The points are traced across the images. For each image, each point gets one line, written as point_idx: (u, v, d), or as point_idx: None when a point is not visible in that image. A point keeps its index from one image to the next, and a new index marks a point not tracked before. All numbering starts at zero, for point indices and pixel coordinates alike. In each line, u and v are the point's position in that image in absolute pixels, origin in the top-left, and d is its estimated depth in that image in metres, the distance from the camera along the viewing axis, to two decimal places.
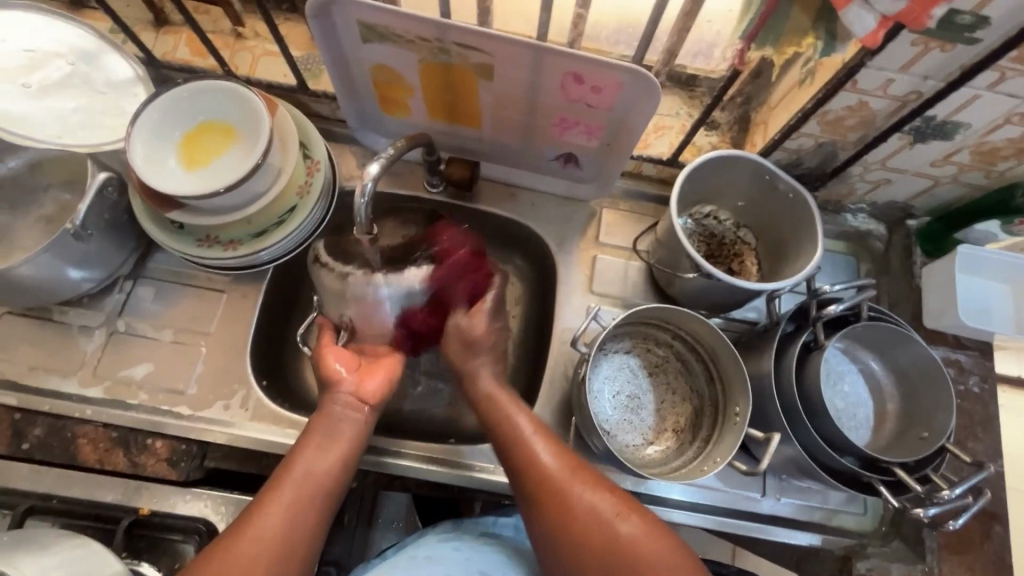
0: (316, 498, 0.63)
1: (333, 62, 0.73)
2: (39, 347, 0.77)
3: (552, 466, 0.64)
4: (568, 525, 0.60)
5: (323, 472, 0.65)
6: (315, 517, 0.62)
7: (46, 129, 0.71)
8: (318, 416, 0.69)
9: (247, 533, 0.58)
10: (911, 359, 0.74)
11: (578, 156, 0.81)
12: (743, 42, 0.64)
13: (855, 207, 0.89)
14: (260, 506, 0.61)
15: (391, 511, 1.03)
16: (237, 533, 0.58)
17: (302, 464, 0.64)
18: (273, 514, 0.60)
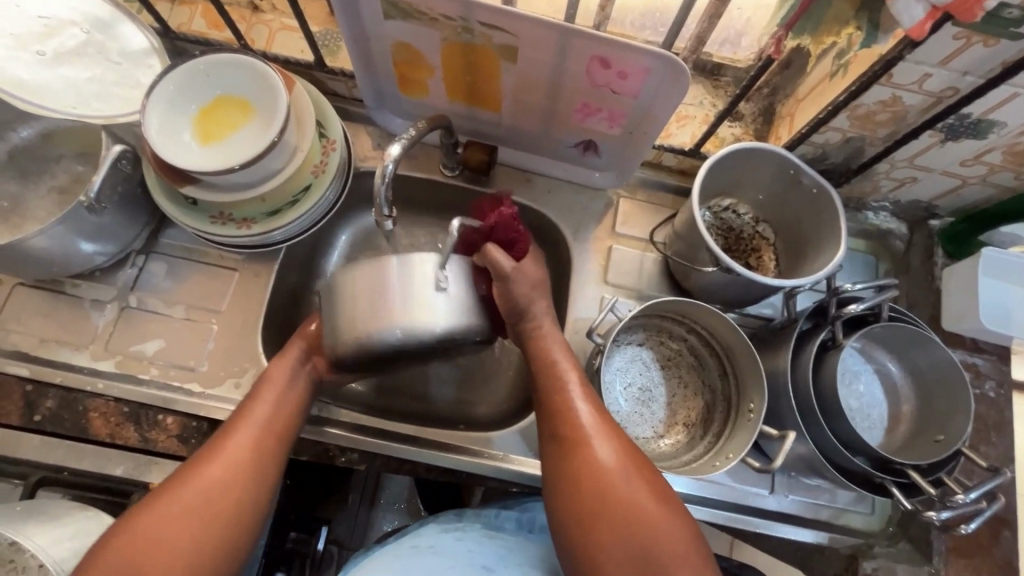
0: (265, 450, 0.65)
1: (352, 38, 0.71)
2: (51, 319, 0.77)
3: (589, 418, 0.64)
4: (590, 477, 0.60)
5: (269, 425, 0.67)
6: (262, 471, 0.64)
7: (59, 99, 0.70)
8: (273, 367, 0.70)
9: (194, 481, 0.60)
10: (930, 362, 0.72)
11: (599, 144, 0.80)
12: (782, 29, 0.63)
13: (877, 205, 0.88)
14: (208, 456, 0.62)
15: (394, 491, 1.04)
16: (184, 481, 0.60)
17: (250, 416, 0.66)
18: (221, 464, 0.62)
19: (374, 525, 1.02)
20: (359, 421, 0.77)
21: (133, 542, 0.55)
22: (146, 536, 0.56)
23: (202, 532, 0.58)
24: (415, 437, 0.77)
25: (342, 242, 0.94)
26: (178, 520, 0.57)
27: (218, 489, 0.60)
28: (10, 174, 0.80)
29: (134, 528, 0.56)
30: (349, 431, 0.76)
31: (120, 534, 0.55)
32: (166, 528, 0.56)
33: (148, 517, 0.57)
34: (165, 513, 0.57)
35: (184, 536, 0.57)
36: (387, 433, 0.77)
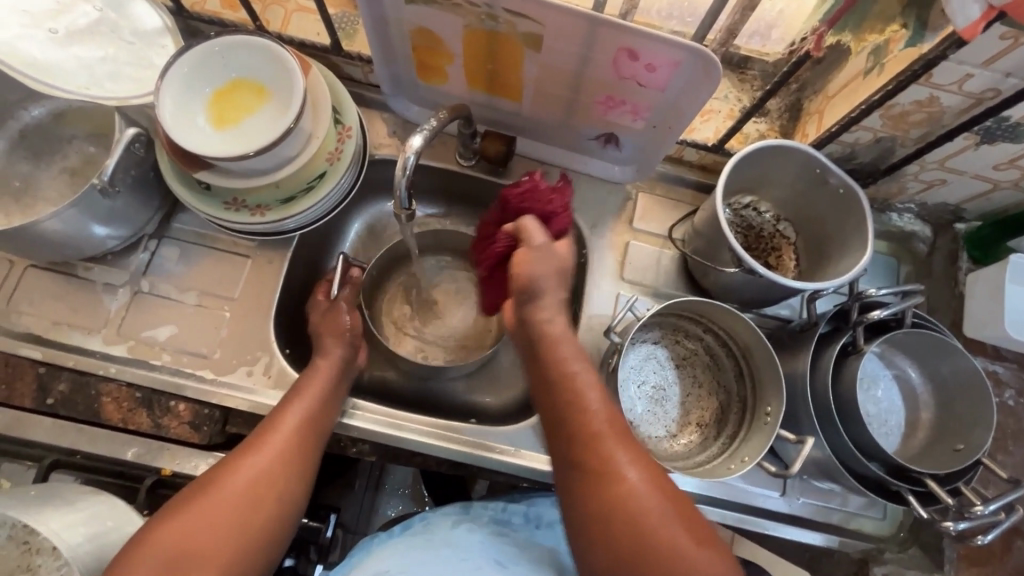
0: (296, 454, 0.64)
1: (372, 22, 0.69)
2: (64, 302, 0.76)
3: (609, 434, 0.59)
4: (617, 498, 0.55)
5: (304, 428, 0.66)
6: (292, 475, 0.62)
7: (72, 80, 0.69)
8: (319, 367, 0.71)
9: (227, 478, 0.59)
10: (952, 370, 0.71)
11: (620, 137, 0.78)
12: (823, 25, 0.69)
13: (903, 207, 0.86)
14: (244, 452, 0.61)
15: (398, 478, 1.03)
16: (219, 475, 0.59)
17: (288, 415, 0.65)
18: (256, 464, 0.61)
19: (379, 510, 1.01)
20: (371, 413, 0.76)
21: (158, 537, 0.54)
22: (168, 533, 0.54)
23: (223, 535, 0.56)
24: (426, 429, 0.76)
25: (355, 230, 0.93)
26: (202, 519, 0.56)
27: (248, 489, 0.59)
28: (21, 154, 0.79)
29: (163, 520, 0.55)
30: (361, 421, 0.75)
31: (149, 526, 0.55)
32: (189, 525, 0.55)
33: (177, 510, 0.56)
34: (192, 509, 0.56)
35: (205, 536, 0.55)
36: (400, 425, 0.76)
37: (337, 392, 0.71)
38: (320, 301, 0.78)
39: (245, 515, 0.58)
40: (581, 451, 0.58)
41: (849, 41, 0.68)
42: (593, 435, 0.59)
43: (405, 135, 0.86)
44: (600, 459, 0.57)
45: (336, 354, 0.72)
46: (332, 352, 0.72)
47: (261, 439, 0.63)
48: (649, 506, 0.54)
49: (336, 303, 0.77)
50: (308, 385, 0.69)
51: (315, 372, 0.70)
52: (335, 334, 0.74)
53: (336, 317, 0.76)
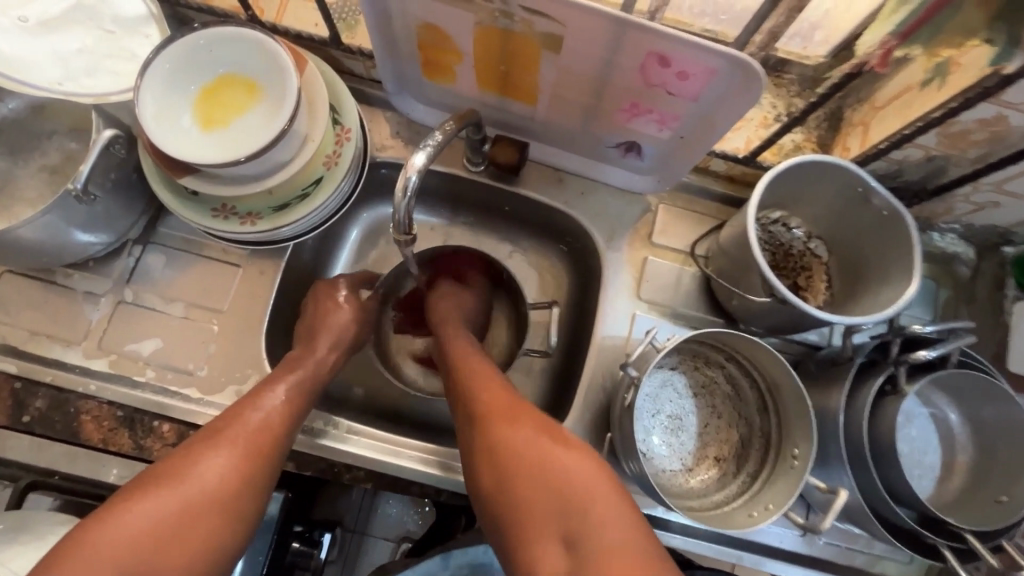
0: (261, 451, 0.60)
1: (374, 15, 0.62)
2: (43, 311, 0.72)
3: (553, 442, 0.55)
4: (553, 490, 0.52)
5: (271, 422, 0.62)
6: (257, 474, 0.58)
7: (46, 74, 0.63)
8: (299, 364, 0.68)
9: (182, 472, 0.55)
10: (997, 413, 0.65)
11: (642, 145, 0.71)
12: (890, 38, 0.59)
13: (945, 227, 0.79)
14: (206, 445, 0.57)
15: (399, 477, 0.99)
16: (173, 468, 0.56)
17: (258, 407, 0.62)
18: (216, 459, 0.57)
19: (379, 506, 0.99)
20: (368, 438, 0.72)
21: (102, 533, 0.50)
22: (112, 529, 0.51)
23: (171, 534, 0.53)
24: (425, 457, 0.72)
25: (354, 235, 0.88)
26: (153, 513, 0.52)
27: (203, 485, 0.55)
28: None
29: (108, 515, 0.52)
30: (357, 448, 0.71)
31: (93, 520, 0.51)
32: (138, 521, 0.52)
33: (126, 504, 0.52)
34: (144, 504, 0.53)
35: (152, 535, 0.52)
36: (397, 451, 0.72)
37: (313, 388, 0.68)
38: (316, 306, 0.74)
39: (198, 513, 0.54)
40: (503, 448, 0.56)
41: (915, 53, 0.60)
42: (522, 429, 0.57)
43: (408, 137, 0.80)
44: (533, 450, 0.55)
45: (322, 352, 0.70)
46: (319, 354, 0.70)
47: (224, 431, 0.59)
48: (590, 496, 0.51)
49: (334, 304, 0.74)
50: (283, 379, 0.65)
51: (293, 366, 0.68)
52: (330, 334, 0.72)
53: (338, 317, 0.73)
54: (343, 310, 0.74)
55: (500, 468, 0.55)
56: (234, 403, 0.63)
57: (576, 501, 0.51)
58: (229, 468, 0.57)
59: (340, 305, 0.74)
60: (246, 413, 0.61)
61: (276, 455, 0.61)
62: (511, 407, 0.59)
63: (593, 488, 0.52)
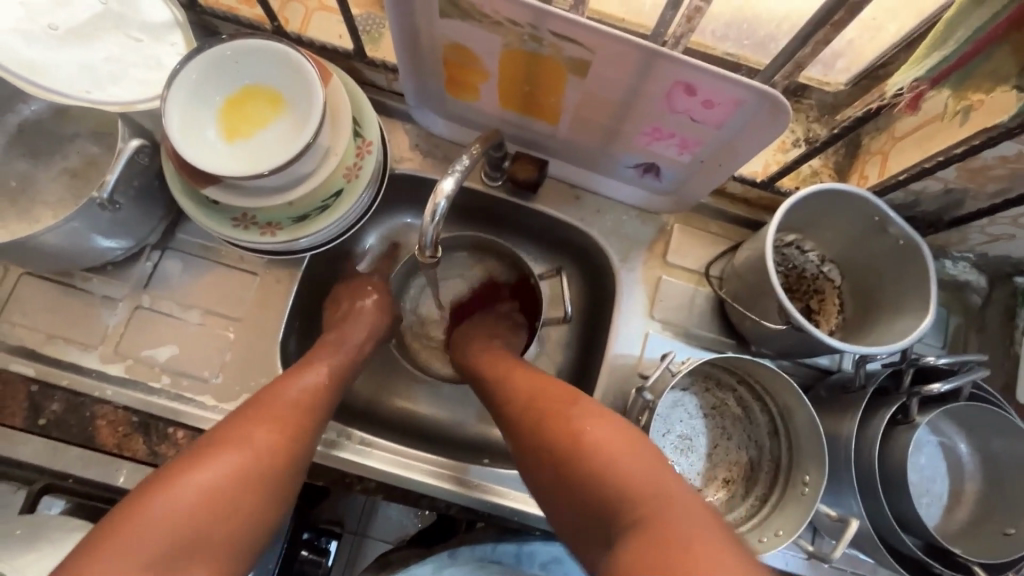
0: (294, 429, 0.59)
1: (403, 33, 0.63)
2: (61, 314, 0.72)
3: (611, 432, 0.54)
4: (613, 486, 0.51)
5: (308, 401, 0.62)
6: (296, 447, 0.58)
7: (73, 83, 0.63)
8: (331, 352, 0.69)
9: (224, 441, 0.55)
10: (1006, 445, 0.66)
11: (662, 167, 0.72)
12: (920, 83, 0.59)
13: (959, 255, 0.78)
14: (245, 425, 0.57)
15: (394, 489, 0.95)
16: (214, 439, 0.55)
17: (295, 386, 0.62)
18: (256, 428, 0.57)
19: (380, 507, 0.96)
20: (380, 450, 0.73)
21: (150, 503, 0.49)
22: (159, 499, 0.50)
23: (223, 501, 0.52)
24: (437, 471, 0.73)
25: (368, 246, 0.88)
26: (202, 480, 0.52)
27: (246, 451, 0.55)
28: (20, 152, 0.74)
29: (153, 487, 0.51)
30: (367, 459, 0.72)
31: (139, 493, 0.50)
32: (186, 490, 0.51)
33: (172, 474, 0.52)
34: (189, 473, 0.52)
35: (199, 503, 0.51)
36: (409, 464, 0.73)
37: (345, 376, 0.69)
38: (340, 305, 0.77)
39: (243, 477, 0.54)
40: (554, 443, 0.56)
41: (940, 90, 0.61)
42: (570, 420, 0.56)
43: (427, 149, 0.80)
44: (582, 441, 0.54)
45: (355, 338, 0.73)
46: (347, 342, 0.71)
47: (263, 406, 0.59)
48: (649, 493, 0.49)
49: (355, 309, 0.76)
50: (318, 365, 0.67)
51: (326, 355, 0.69)
52: (362, 326, 0.74)
53: (358, 318, 0.75)
54: (363, 309, 0.76)
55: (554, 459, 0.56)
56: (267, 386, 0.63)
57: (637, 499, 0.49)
58: (272, 440, 0.57)
59: (364, 302, 0.77)
60: (284, 389, 0.62)
61: (310, 432, 0.61)
62: (556, 402, 0.59)
63: (660, 481, 0.50)
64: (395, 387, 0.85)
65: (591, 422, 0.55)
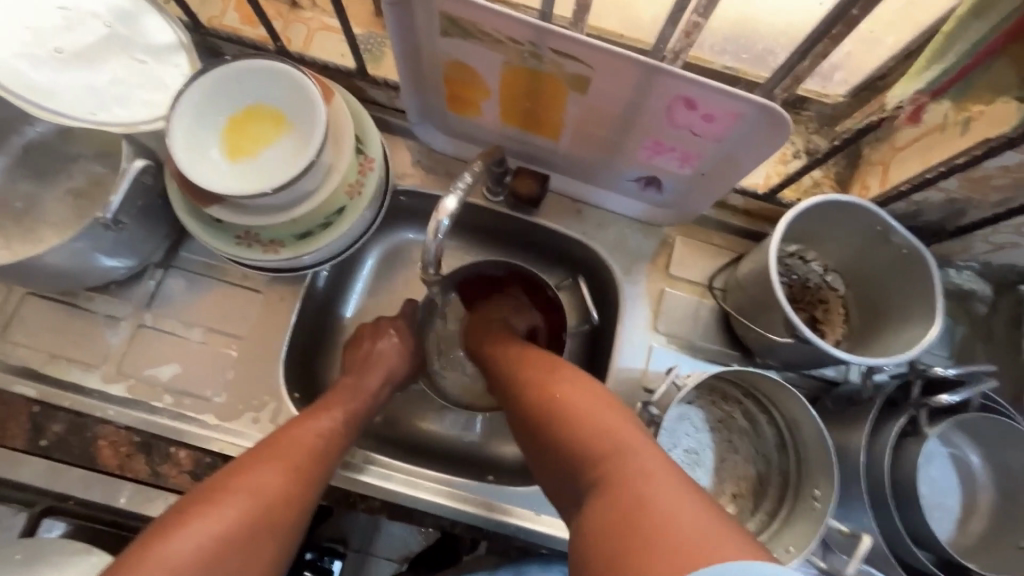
0: (306, 468, 0.58)
1: (404, 52, 0.63)
2: (63, 334, 0.72)
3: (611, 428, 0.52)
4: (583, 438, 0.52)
5: (323, 443, 0.62)
6: (308, 490, 0.58)
7: (79, 105, 0.64)
8: (346, 394, 0.70)
9: (236, 483, 0.54)
10: (1018, 456, 0.65)
11: (663, 181, 0.72)
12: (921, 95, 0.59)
13: (963, 264, 0.78)
14: (259, 461, 0.56)
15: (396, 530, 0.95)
16: (227, 480, 0.54)
17: (311, 425, 0.62)
18: (269, 468, 0.56)
19: (383, 526, 0.94)
20: (384, 468, 0.72)
21: (162, 547, 0.48)
22: (171, 541, 0.48)
23: (234, 541, 0.50)
24: (440, 488, 0.72)
25: (370, 262, 0.88)
26: (213, 522, 0.50)
27: (262, 492, 0.54)
28: (25, 173, 0.74)
29: (164, 534, 0.49)
30: (371, 478, 0.71)
31: (150, 538, 0.49)
32: (198, 532, 0.49)
33: (184, 519, 0.50)
34: (201, 517, 0.50)
35: (210, 548, 0.49)
36: (414, 482, 0.72)
37: (358, 420, 0.69)
38: (360, 348, 0.77)
39: (257, 521, 0.52)
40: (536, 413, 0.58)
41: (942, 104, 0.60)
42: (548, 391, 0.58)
43: (428, 165, 0.80)
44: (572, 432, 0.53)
45: (371, 385, 0.73)
46: (364, 385, 0.72)
47: (277, 447, 0.59)
48: (616, 442, 0.50)
49: (374, 351, 0.76)
50: (333, 404, 0.67)
51: (343, 398, 0.69)
52: (382, 371, 0.74)
53: (382, 360, 0.75)
54: (383, 350, 0.76)
55: (536, 425, 0.57)
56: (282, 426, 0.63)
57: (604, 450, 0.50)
58: (287, 482, 0.56)
59: (384, 344, 0.76)
60: (299, 429, 0.61)
61: (323, 475, 0.60)
62: (536, 376, 0.62)
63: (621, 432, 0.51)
64: (401, 404, 0.85)
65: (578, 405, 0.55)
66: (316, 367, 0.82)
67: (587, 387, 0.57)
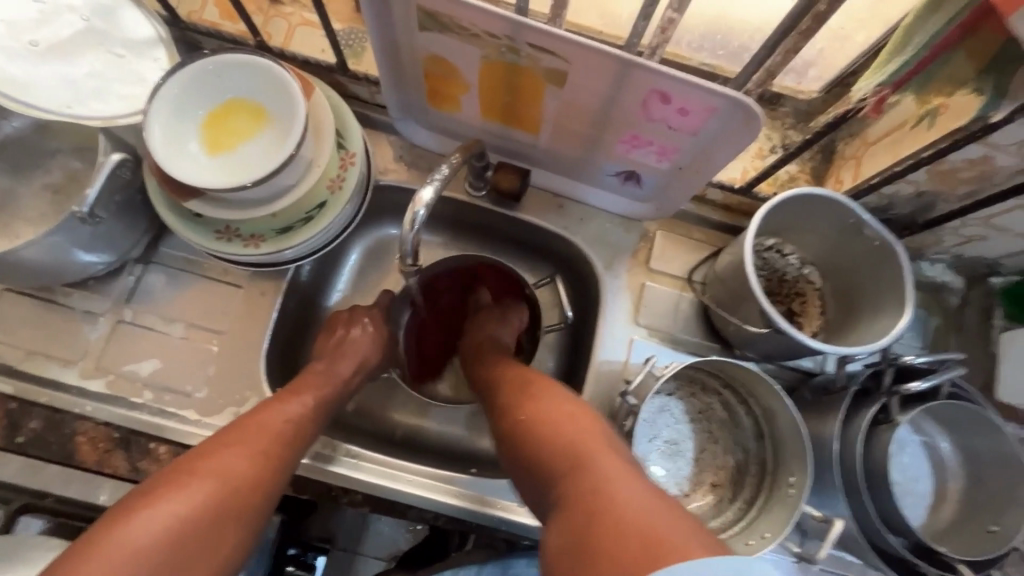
0: (275, 453, 0.59)
1: (383, 47, 0.64)
2: (41, 330, 0.71)
3: (583, 431, 0.54)
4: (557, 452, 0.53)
5: (292, 428, 0.62)
6: (275, 475, 0.58)
7: (55, 99, 0.63)
8: (318, 380, 0.70)
9: (204, 465, 0.54)
10: (987, 443, 0.67)
11: (642, 175, 0.73)
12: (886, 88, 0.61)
13: (935, 256, 0.79)
14: (228, 443, 0.57)
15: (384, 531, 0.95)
16: (195, 461, 0.54)
17: (282, 410, 0.63)
18: (235, 452, 0.56)
19: (371, 524, 0.95)
20: (365, 462, 0.72)
21: (122, 529, 0.48)
22: (137, 521, 0.48)
23: (201, 526, 0.51)
24: (423, 480, 0.73)
25: (353, 258, 0.88)
26: (179, 504, 0.51)
27: (227, 477, 0.54)
28: (1, 168, 0.74)
29: (125, 514, 0.49)
30: (353, 471, 0.71)
31: (111, 519, 0.49)
32: (159, 516, 0.49)
33: (147, 500, 0.50)
34: (162, 499, 0.51)
35: (171, 532, 0.49)
36: (396, 475, 0.72)
37: (328, 406, 0.69)
38: (332, 334, 0.77)
39: (218, 505, 0.52)
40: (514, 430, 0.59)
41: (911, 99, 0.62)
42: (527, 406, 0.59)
43: (410, 161, 0.81)
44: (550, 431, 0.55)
45: (343, 371, 0.73)
46: (336, 370, 0.72)
47: (247, 430, 0.59)
48: (588, 453, 0.51)
49: (343, 338, 0.76)
50: (305, 389, 0.67)
51: (314, 383, 0.69)
52: (354, 356, 0.75)
53: (352, 346, 0.75)
54: (357, 337, 0.76)
55: (513, 440, 0.58)
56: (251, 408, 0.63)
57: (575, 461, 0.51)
58: (252, 466, 0.56)
59: (355, 331, 0.77)
60: (267, 415, 0.61)
61: (291, 460, 0.60)
62: (517, 393, 0.62)
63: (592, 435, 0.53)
64: (384, 398, 0.85)
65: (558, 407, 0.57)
66: (299, 362, 0.82)
67: (564, 401, 0.58)
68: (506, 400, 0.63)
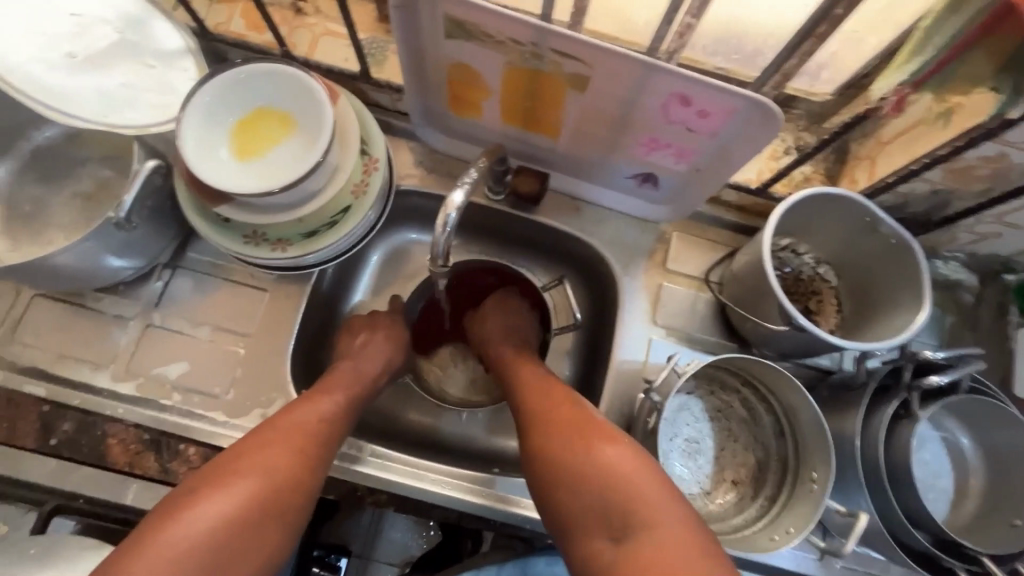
0: (312, 450, 0.60)
1: (409, 55, 0.66)
2: (72, 334, 0.73)
3: (615, 461, 0.56)
4: (602, 508, 0.54)
5: (324, 424, 0.63)
6: (312, 470, 0.59)
7: (90, 108, 0.65)
8: (347, 377, 0.71)
9: (244, 465, 0.56)
10: (1007, 437, 0.67)
11: (659, 177, 0.74)
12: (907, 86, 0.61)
13: (950, 255, 0.80)
14: (266, 442, 0.58)
15: (395, 539, 0.93)
16: (235, 460, 0.56)
17: (314, 406, 0.64)
18: (274, 451, 0.58)
19: (383, 531, 0.93)
20: (390, 460, 0.73)
21: (170, 528, 0.51)
22: (184, 522, 0.51)
23: (244, 526, 0.53)
24: (447, 479, 0.73)
25: (373, 262, 0.90)
26: (222, 504, 0.53)
27: (267, 475, 0.56)
28: (33, 177, 0.76)
29: (175, 512, 0.52)
30: (378, 470, 0.72)
31: (160, 517, 0.52)
32: (205, 517, 0.52)
33: (193, 501, 0.53)
34: (207, 499, 0.53)
35: (216, 532, 0.52)
36: (420, 474, 0.73)
37: (358, 402, 0.71)
38: (352, 338, 0.78)
39: (261, 505, 0.54)
40: (549, 461, 0.59)
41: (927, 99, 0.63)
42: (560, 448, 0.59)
43: (430, 166, 0.82)
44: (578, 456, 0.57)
45: (369, 369, 0.74)
46: (362, 365, 0.74)
47: (284, 429, 0.60)
48: (637, 514, 0.53)
49: (364, 341, 0.77)
50: (335, 387, 0.68)
51: (343, 379, 0.70)
52: (379, 358, 0.76)
53: (373, 347, 0.77)
54: (377, 339, 0.78)
55: (537, 455, 0.60)
56: (285, 405, 0.64)
57: (623, 525, 0.53)
58: (292, 465, 0.58)
59: (376, 335, 0.78)
60: (301, 413, 0.62)
61: (327, 454, 0.62)
62: (549, 403, 0.64)
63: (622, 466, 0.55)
64: (405, 401, 0.86)
65: (587, 428, 0.59)
66: (321, 365, 0.83)
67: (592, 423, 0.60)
68: (534, 410, 0.64)
